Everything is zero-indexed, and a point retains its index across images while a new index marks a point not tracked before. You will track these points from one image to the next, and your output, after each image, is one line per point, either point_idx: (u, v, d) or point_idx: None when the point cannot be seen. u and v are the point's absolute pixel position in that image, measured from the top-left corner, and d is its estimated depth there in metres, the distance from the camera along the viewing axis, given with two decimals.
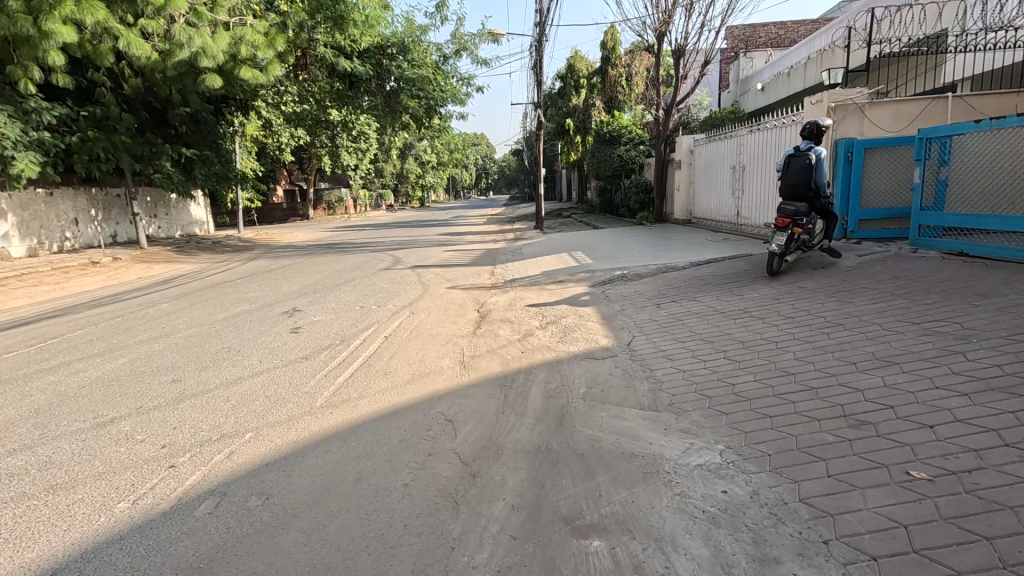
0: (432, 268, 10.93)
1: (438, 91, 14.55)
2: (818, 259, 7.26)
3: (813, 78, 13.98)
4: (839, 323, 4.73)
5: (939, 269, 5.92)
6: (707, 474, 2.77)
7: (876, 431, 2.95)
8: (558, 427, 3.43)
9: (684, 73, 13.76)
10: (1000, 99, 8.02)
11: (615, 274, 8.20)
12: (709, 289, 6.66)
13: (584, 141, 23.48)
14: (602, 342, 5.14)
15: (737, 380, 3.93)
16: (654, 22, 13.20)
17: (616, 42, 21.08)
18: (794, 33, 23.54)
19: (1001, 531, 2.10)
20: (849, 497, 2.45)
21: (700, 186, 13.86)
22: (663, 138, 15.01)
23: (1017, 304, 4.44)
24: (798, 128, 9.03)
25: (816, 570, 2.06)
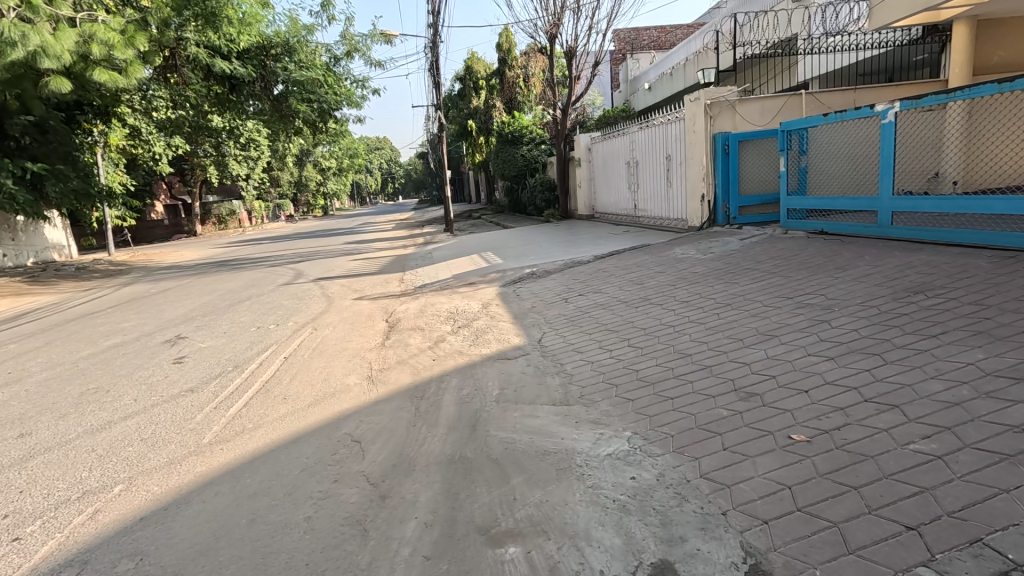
0: (337, 279, 10.43)
1: (332, 94, 13.91)
2: (707, 245, 7.84)
3: (692, 78, 15.12)
4: (728, 303, 5.11)
5: (805, 247, 6.63)
6: (617, 463, 2.84)
7: (761, 401, 3.20)
8: (472, 434, 3.35)
9: (577, 74, 14.29)
10: (844, 95, 9.06)
11: (525, 272, 8.30)
12: (614, 280, 6.95)
13: (487, 142, 23.69)
14: (515, 341, 5.15)
15: (641, 366, 4.09)
16: (545, 24, 13.53)
17: (511, 44, 21.46)
18: (672, 36, 25.39)
19: (866, 479, 2.34)
20: (742, 467, 2.61)
21: (600, 181, 14.46)
22: (563, 137, 15.62)
23: (868, 275, 5.05)
24: (681, 124, 9.71)
25: (718, 542, 2.16)
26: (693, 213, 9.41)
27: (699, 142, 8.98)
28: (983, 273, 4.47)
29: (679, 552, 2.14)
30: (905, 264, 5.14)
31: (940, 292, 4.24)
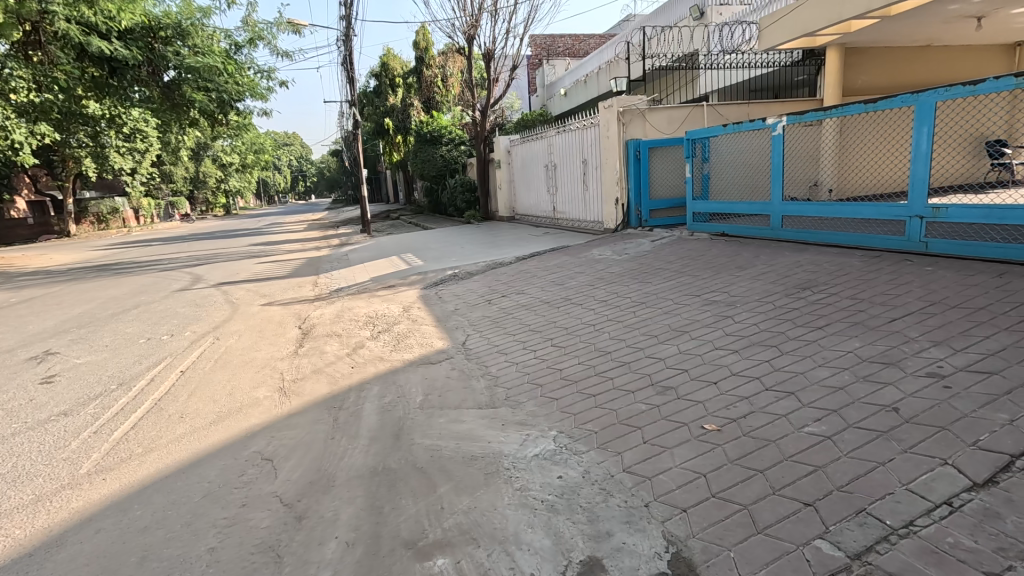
0: (242, 283, 9.66)
1: (233, 84, 12.87)
2: (622, 246, 8.19)
3: (605, 86, 15.81)
4: (643, 301, 5.37)
5: (710, 248, 7.14)
6: (544, 463, 2.85)
7: (676, 394, 3.38)
8: (395, 443, 3.22)
9: (495, 76, 14.38)
10: (740, 108, 9.86)
11: (447, 274, 8.19)
12: (535, 280, 7.05)
13: (405, 141, 23.23)
14: (438, 345, 5.04)
15: (564, 365, 4.17)
16: (463, 24, 13.46)
17: (429, 43, 21.20)
18: (585, 45, 26.33)
19: (770, 463, 2.54)
20: (661, 459, 2.73)
21: (519, 184, 14.64)
22: (482, 139, 15.67)
23: (764, 273, 5.53)
24: (596, 129, 10.09)
25: (641, 534, 2.24)
26: (609, 215, 9.81)
27: (613, 147, 9.37)
28: (856, 271, 5.05)
29: (606, 547, 2.19)
30: (794, 263, 5.69)
31: (824, 288, 4.73)
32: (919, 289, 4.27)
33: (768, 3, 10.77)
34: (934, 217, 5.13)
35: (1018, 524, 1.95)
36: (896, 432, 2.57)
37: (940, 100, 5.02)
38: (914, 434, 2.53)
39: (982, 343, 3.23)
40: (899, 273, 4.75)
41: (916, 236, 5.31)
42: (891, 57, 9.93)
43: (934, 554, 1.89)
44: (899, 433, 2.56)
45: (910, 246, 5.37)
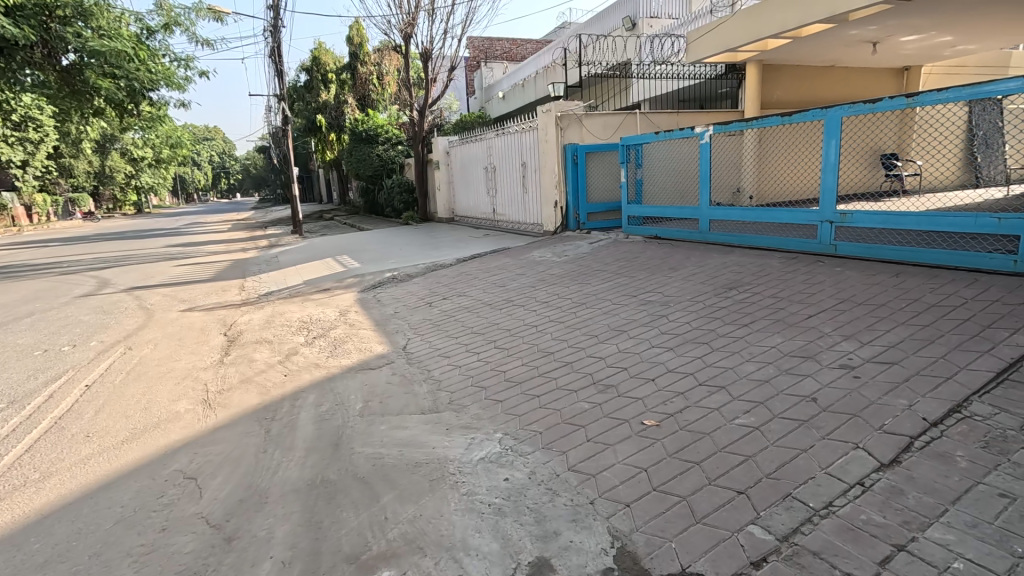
0: (158, 288, 8.91)
1: (146, 71, 11.87)
2: (561, 248, 8.33)
3: (543, 91, 16.07)
4: (583, 302, 5.49)
5: (644, 250, 7.42)
6: (490, 466, 2.83)
7: (617, 392, 3.47)
8: (334, 453, 3.08)
9: (433, 76, 14.21)
10: (670, 116, 10.34)
11: (386, 276, 7.98)
12: (477, 282, 7.02)
13: (339, 139, 22.45)
14: (378, 350, 4.88)
15: (508, 367, 4.17)
16: (399, 22, 13.18)
17: (363, 39, 20.63)
18: (523, 50, 26.01)
19: (705, 455, 2.66)
20: (604, 456, 2.80)
21: (459, 185, 14.54)
22: (420, 139, 15.42)
23: (694, 274, 5.82)
24: (534, 133, 10.23)
25: (588, 531, 2.27)
26: (548, 217, 9.96)
27: (551, 151, 9.54)
28: (776, 271, 5.43)
29: (554, 547, 2.20)
30: (721, 265, 6.04)
31: (748, 288, 5.05)
32: (830, 288, 4.65)
33: (694, 18, 11.42)
34: (841, 222, 5.61)
35: (918, 499, 2.16)
36: (814, 420, 2.78)
37: (845, 115, 5.51)
38: (830, 421, 2.75)
39: (884, 336, 3.57)
40: (813, 274, 5.16)
41: (826, 239, 5.79)
42: (802, 74, 10.79)
43: (850, 531, 2.05)
44: (818, 421, 2.77)
45: (822, 248, 5.85)
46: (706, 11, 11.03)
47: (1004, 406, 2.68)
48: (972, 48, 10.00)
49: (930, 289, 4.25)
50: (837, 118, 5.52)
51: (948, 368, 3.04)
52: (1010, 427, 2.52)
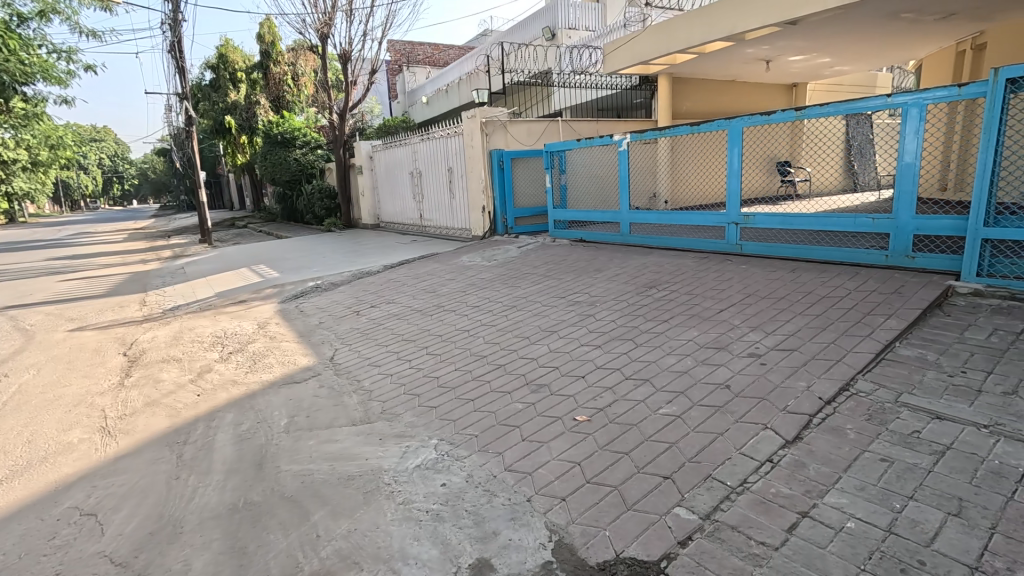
0: (39, 306, 7.92)
1: (18, 64, 10.56)
2: (490, 253, 8.40)
3: (466, 96, 16.12)
4: (513, 305, 5.58)
5: (570, 253, 7.67)
6: (426, 473, 2.80)
7: (549, 390, 3.56)
8: (258, 473, 2.90)
9: (353, 79, 13.81)
10: (591, 124, 10.74)
11: (308, 285, 7.64)
12: (405, 289, 6.90)
13: (252, 142, 21.20)
14: (302, 362, 4.66)
15: (440, 372, 4.14)
16: (315, 21, 12.69)
17: (275, 37, 19.67)
18: (446, 55, 25.74)
19: (634, 445, 2.80)
20: (539, 453, 2.86)
21: (383, 190, 14.24)
22: (341, 143, 14.90)
23: (618, 275, 6.09)
24: (459, 139, 10.27)
25: (525, 528, 2.31)
26: (476, 222, 9.99)
27: (477, 157, 9.60)
28: (691, 270, 5.82)
29: (494, 546, 2.22)
30: (641, 265, 6.38)
31: (667, 287, 5.37)
32: (738, 284, 5.06)
33: (609, 32, 11.98)
34: (745, 223, 6.12)
35: (818, 469, 2.41)
36: (729, 405, 3.02)
37: (745, 126, 6.02)
38: (742, 405, 2.99)
39: (784, 326, 3.95)
40: (723, 271, 5.58)
41: (732, 240, 6.29)
42: (706, 87, 11.64)
43: (763, 504, 2.25)
44: (731, 406, 3.00)
45: (729, 248, 6.34)
46: (619, 25, 11.61)
47: (882, 382, 3.06)
48: (847, 68, 11.30)
49: (820, 282, 4.75)
50: (742, 126, 6.00)
51: (837, 352, 3.42)
52: (887, 400, 2.88)
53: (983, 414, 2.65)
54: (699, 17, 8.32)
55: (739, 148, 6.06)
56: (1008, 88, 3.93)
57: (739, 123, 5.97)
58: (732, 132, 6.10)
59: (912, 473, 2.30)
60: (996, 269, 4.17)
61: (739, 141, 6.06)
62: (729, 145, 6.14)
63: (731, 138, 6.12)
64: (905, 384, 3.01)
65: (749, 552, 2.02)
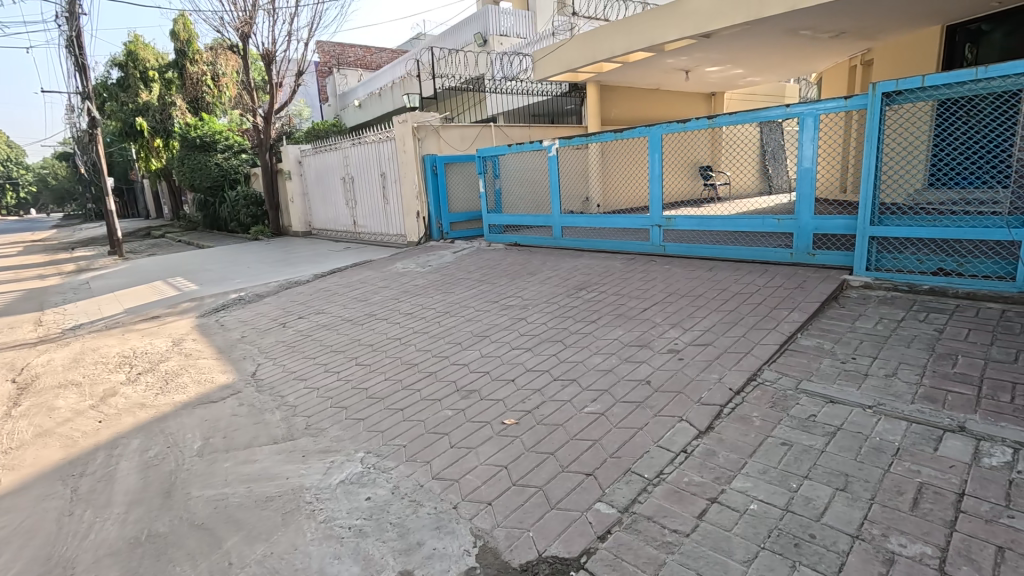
0: None
1: None
2: (425, 259, 8.31)
3: (399, 101, 15.85)
4: (447, 311, 5.54)
5: (505, 257, 7.73)
6: (350, 488, 2.72)
7: (479, 395, 3.57)
8: (165, 502, 2.71)
9: (278, 80, 13.21)
10: (523, 130, 10.89)
11: (230, 298, 7.23)
12: (335, 298, 6.69)
13: (168, 146, 19.79)
14: (221, 380, 4.39)
15: (370, 383, 4.04)
16: (234, 20, 12.04)
17: (191, 35, 18.51)
18: (378, 58, 25.11)
19: (559, 445, 2.86)
20: (467, 459, 2.86)
21: (314, 197, 13.73)
22: (267, 147, 14.22)
23: (550, 278, 6.21)
24: (391, 144, 10.10)
25: (450, 536, 2.30)
26: (411, 228, 9.85)
27: (410, 162, 9.47)
28: (619, 272, 6.03)
29: (417, 557, 2.19)
30: (573, 268, 6.54)
31: (596, 288, 5.53)
32: (661, 284, 5.31)
33: (539, 39, 12.21)
34: (667, 226, 6.43)
35: (726, 456, 2.57)
36: (649, 400, 3.15)
37: (664, 133, 6.34)
38: (661, 399, 3.14)
39: (701, 322, 4.18)
40: (648, 272, 5.83)
41: (656, 241, 6.59)
42: (632, 95, 12.13)
43: (677, 493, 2.36)
44: (650, 401, 3.14)
45: (654, 249, 6.63)
46: (549, 34, 11.85)
47: (785, 371, 3.31)
48: (758, 79, 12.15)
49: (734, 280, 5.06)
50: (662, 133, 6.31)
51: (747, 345, 3.66)
52: (789, 387, 3.12)
53: (868, 396, 2.93)
54: (621, 27, 8.66)
55: (659, 153, 6.36)
56: (884, 101, 4.35)
57: (660, 129, 6.25)
58: (653, 139, 6.39)
59: (808, 454, 2.50)
60: (882, 264, 4.62)
61: (660, 147, 6.37)
62: (650, 151, 6.42)
63: (652, 144, 6.41)
64: (804, 371, 3.28)
65: (663, 540, 2.11)
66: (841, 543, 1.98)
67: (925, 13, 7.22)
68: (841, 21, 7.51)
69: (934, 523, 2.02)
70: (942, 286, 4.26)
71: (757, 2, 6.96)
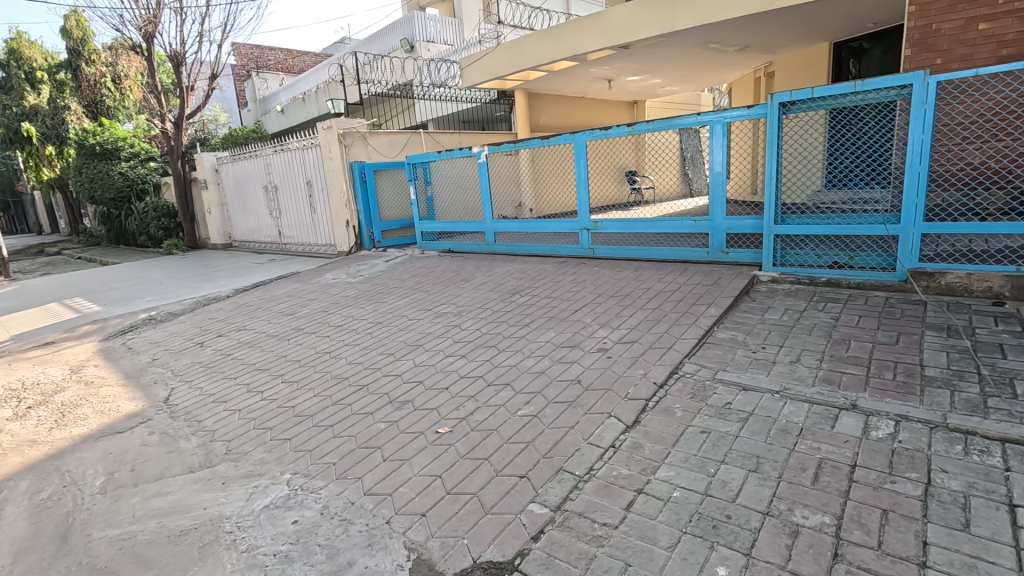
0: None
1: None
2: (356, 268, 8.09)
3: (323, 107, 15.33)
4: (379, 321, 5.42)
5: (439, 265, 7.66)
6: (276, 512, 2.59)
7: (412, 406, 3.51)
8: (61, 548, 2.45)
9: (189, 84, 12.39)
10: (454, 136, 10.86)
11: (138, 318, 6.67)
12: (259, 313, 6.35)
13: (62, 154, 17.99)
14: (128, 408, 4.04)
15: (297, 400, 3.86)
16: (135, 18, 11.15)
17: (86, 33, 16.99)
18: (301, 62, 24.13)
19: (494, 450, 2.86)
20: (400, 472, 2.80)
21: (234, 207, 12.98)
22: (178, 155, 13.27)
23: (483, 284, 6.23)
24: (316, 151, 9.76)
25: (383, 552, 2.24)
26: (340, 238, 9.54)
27: (337, 169, 9.18)
28: (551, 275, 6.16)
29: None
30: (506, 272, 6.60)
31: (529, 292, 5.62)
32: (591, 285, 5.48)
33: (465, 47, 12.27)
34: (595, 229, 6.65)
35: (652, 448, 2.69)
36: (579, 399, 3.24)
37: (589, 140, 6.56)
38: (591, 397, 3.24)
39: (628, 321, 4.35)
40: (578, 274, 6.00)
41: (585, 244, 6.80)
42: (559, 103, 12.45)
43: (607, 488, 2.44)
44: (581, 399, 3.23)
45: (583, 252, 6.84)
46: (475, 41, 11.94)
47: (704, 363, 3.52)
48: (676, 89, 12.86)
49: (658, 279, 5.32)
50: (587, 140, 6.52)
51: (669, 341, 3.86)
52: (708, 378, 3.32)
53: (776, 381, 3.17)
54: (546, 37, 8.88)
55: (585, 159, 6.58)
56: (782, 110, 4.77)
57: (584, 136, 6.48)
58: (580, 145, 6.58)
59: (724, 440, 2.67)
60: (786, 259, 5.03)
61: (586, 153, 6.58)
62: (577, 157, 6.60)
63: (579, 150, 6.60)
64: (720, 362, 3.50)
65: (593, 534, 2.17)
66: (753, 520, 2.12)
67: (816, 31, 7.98)
68: (745, 36, 8.12)
69: (832, 494, 2.22)
70: (836, 278, 4.68)
71: (670, 16, 7.39)
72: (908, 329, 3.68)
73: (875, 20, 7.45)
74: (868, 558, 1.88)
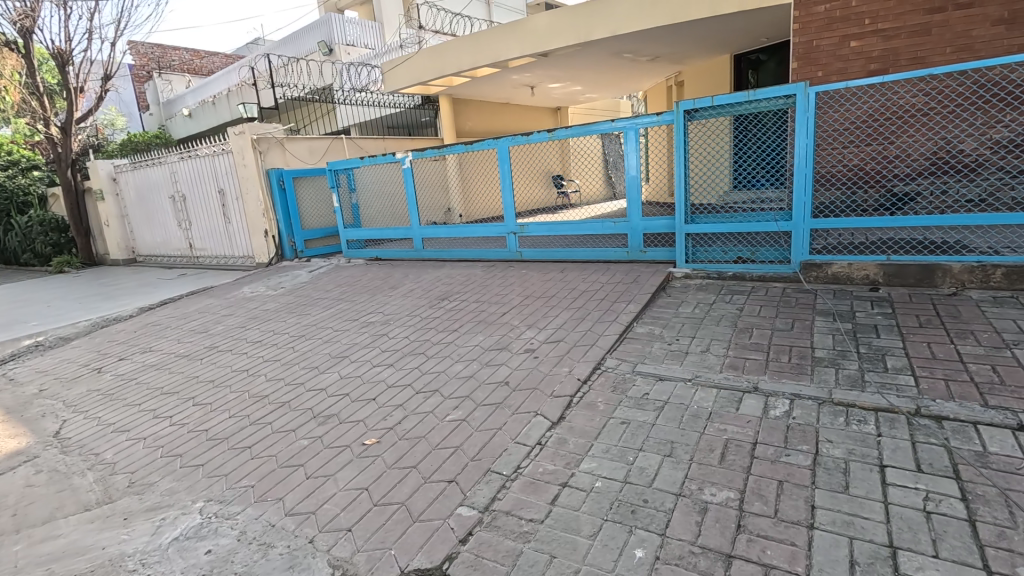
0: None
1: None
2: (277, 280, 7.72)
3: (235, 111, 14.50)
4: (302, 334, 5.21)
5: (366, 273, 7.49)
6: (186, 543, 2.42)
7: (337, 420, 3.40)
8: None
9: (78, 85, 11.27)
10: (378, 141, 10.65)
11: (21, 345, 5.97)
12: (167, 333, 5.90)
13: None
14: (10, 446, 3.61)
15: (211, 424, 3.62)
16: (9, 11, 10.00)
17: None
18: (210, 63, 22.68)
19: (422, 457, 2.84)
20: (324, 488, 2.71)
21: (137, 218, 11.94)
22: (67, 163, 12.02)
23: (411, 291, 6.16)
24: (228, 157, 9.21)
25: (306, 573, 2.17)
26: (259, 248, 9.07)
27: (252, 177, 8.71)
28: (479, 279, 6.20)
29: None
30: (435, 279, 6.56)
31: (458, 297, 5.62)
32: (518, 288, 5.57)
33: (386, 51, 12.08)
34: (522, 232, 6.77)
35: (576, 442, 2.79)
36: (507, 400, 3.29)
37: (512, 145, 6.66)
38: (518, 398, 3.29)
39: (554, 321, 4.47)
40: (506, 278, 6.09)
41: (513, 247, 6.92)
42: (484, 108, 12.55)
43: (533, 484, 2.50)
44: (509, 400, 3.28)
45: (511, 255, 6.96)
46: (396, 46, 11.80)
47: (624, 357, 3.69)
48: (595, 96, 13.39)
49: (582, 279, 5.51)
50: (510, 145, 6.62)
51: (591, 338, 4.01)
52: (627, 371, 3.49)
53: (688, 370, 3.39)
54: (466, 44, 8.94)
55: (509, 164, 6.68)
56: (687, 117, 5.11)
57: (507, 141, 6.57)
58: (503, 150, 6.66)
59: (642, 429, 2.82)
60: (697, 256, 5.37)
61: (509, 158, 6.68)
62: (501, 162, 6.68)
63: (503, 155, 6.68)
64: (639, 356, 3.68)
65: (520, 531, 2.22)
66: (667, 502, 2.26)
67: (717, 43, 8.62)
68: (655, 46, 8.62)
69: (735, 471, 2.40)
70: (740, 272, 5.06)
71: (585, 27, 7.69)
72: (802, 315, 4.06)
73: (766, 35, 8.17)
74: (766, 526, 2.06)
